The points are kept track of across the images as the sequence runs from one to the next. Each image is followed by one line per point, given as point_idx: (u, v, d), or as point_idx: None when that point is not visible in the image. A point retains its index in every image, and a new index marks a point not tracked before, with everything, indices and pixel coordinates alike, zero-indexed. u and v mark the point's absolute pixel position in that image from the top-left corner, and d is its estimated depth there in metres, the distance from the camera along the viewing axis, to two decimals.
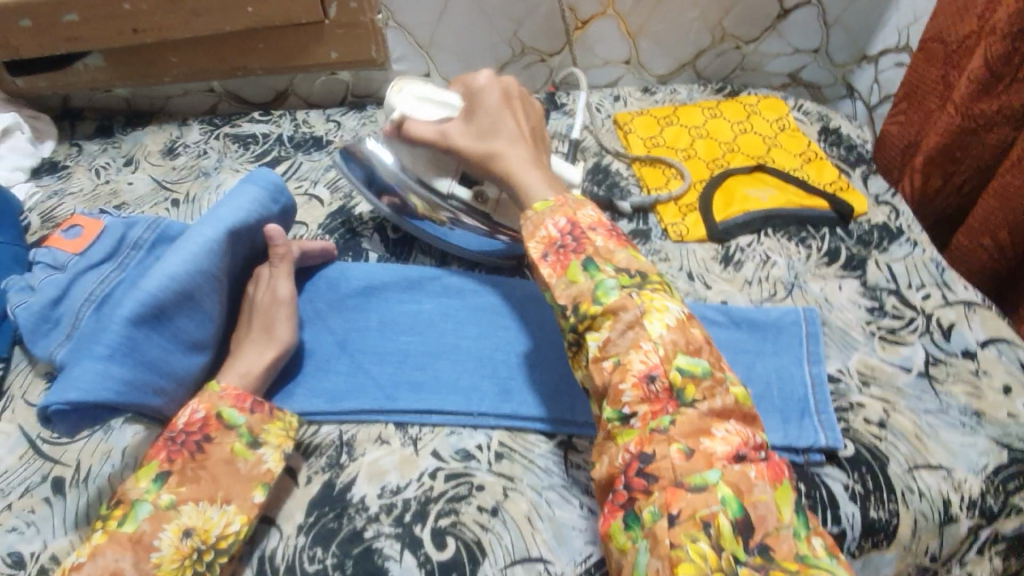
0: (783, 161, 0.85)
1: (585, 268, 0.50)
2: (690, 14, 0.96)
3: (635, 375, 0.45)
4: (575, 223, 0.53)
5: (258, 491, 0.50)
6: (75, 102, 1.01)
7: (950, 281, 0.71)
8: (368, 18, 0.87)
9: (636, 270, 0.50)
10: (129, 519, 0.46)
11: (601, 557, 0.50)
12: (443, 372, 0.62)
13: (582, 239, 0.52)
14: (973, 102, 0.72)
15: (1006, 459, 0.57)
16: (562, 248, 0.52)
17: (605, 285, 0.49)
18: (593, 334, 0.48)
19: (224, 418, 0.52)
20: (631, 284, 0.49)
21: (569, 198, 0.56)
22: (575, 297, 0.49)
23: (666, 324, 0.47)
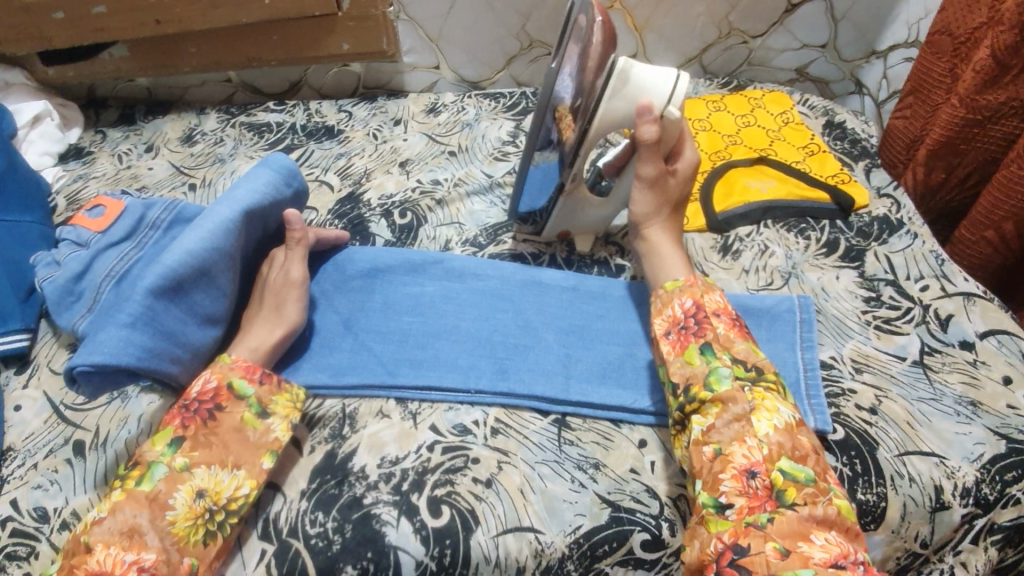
0: (786, 154, 0.86)
1: (702, 352, 0.54)
2: (697, 8, 0.97)
3: (736, 468, 0.48)
4: (700, 306, 0.57)
5: (265, 458, 0.53)
6: (100, 92, 1.05)
7: (951, 273, 0.71)
8: (380, 11, 0.89)
9: (753, 364, 0.53)
10: (146, 479, 0.49)
11: (589, 529, 0.52)
12: (442, 351, 0.64)
13: (705, 324, 0.55)
14: (979, 94, 0.72)
15: (1005, 449, 0.57)
16: (684, 329, 0.56)
17: (719, 371, 0.52)
18: (698, 417, 0.52)
19: (235, 388, 0.54)
20: (746, 378, 0.52)
21: (698, 281, 0.60)
22: (688, 377, 0.53)
23: (774, 425, 0.49)
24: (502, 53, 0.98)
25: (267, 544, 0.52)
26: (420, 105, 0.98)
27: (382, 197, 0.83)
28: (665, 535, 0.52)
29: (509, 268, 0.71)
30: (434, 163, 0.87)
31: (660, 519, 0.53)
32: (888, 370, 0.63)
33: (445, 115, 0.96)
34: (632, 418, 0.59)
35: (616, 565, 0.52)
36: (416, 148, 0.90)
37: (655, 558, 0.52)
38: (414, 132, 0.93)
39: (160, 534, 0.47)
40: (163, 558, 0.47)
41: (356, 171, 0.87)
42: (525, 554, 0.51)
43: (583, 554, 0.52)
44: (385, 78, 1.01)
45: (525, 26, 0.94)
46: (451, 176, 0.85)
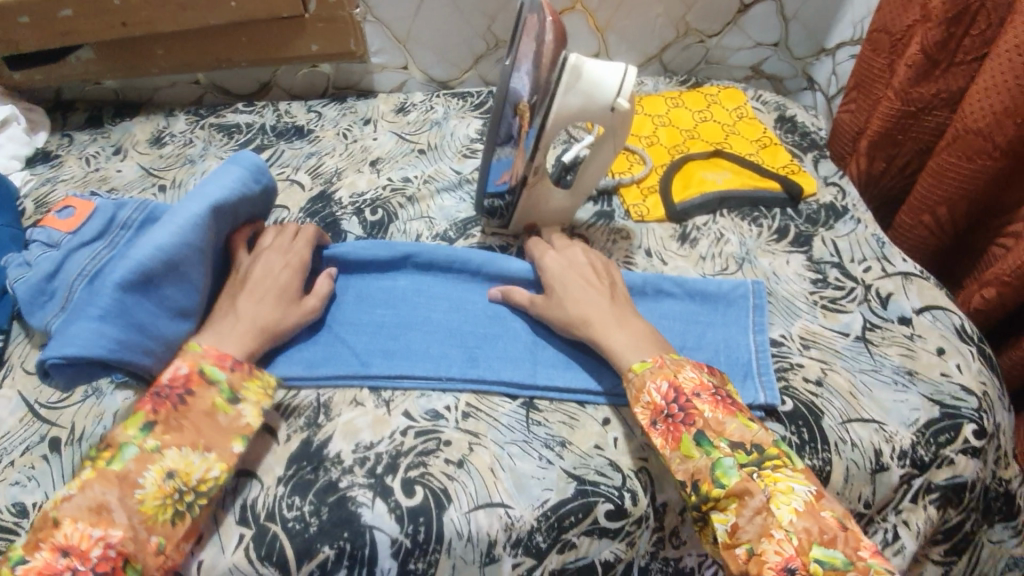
0: (740, 147, 0.91)
1: (698, 443, 0.52)
2: (655, 9, 1.01)
3: (772, 567, 0.46)
4: (678, 388, 0.54)
5: (236, 442, 0.54)
6: (67, 95, 1.04)
7: (891, 255, 0.76)
8: (347, 12, 0.91)
9: (751, 443, 0.51)
10: (117, 459, 0.50)
11: (556, 502, 0.55)
12: (414, 342, 0.66)
13: (690, 409, 0.53)
14: (912, 87, 0.77)
15: (937, 414, 0.61)
16: (670, 417, 0.54)
17: (724, 464, 0.50)
18: (718, 514, 0.50)
19: (206, 374, 0.55)
20: (750, 462, 0.50)
21: (667, 359, 0.57)
22: (693, 474, 0.51)
23: (794, 508, 0.48)
24: (469, 53, 1.00)
25: (245, 528, 0.53)
26: (389, 105, 1.00)
27: (353, 195, 0.84)
28: (627, 504, 0.55)
29: (479, 257, 0.72)
30: (404, 161, 0.90)
31: (623, 489, 0.56)
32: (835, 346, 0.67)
33: (415, 114, 0.98)
34: (596, 397, 0.62)
35: (582, 536, 0.55)
36: (386, 147, 0.92)
37: (618, 526, 0.55)
38: (384, 132, 0.95)
39: (128, 512, 0.48)
40: (130, 535, 0.48)
41: (327, 171, 0.88)
42: (496, 528, 0.54)
43: (550, 525, 0.54)
44: (355, 79, 1.03)
45: (490, 27, 0.97)
46: (421, 174, 0.88)
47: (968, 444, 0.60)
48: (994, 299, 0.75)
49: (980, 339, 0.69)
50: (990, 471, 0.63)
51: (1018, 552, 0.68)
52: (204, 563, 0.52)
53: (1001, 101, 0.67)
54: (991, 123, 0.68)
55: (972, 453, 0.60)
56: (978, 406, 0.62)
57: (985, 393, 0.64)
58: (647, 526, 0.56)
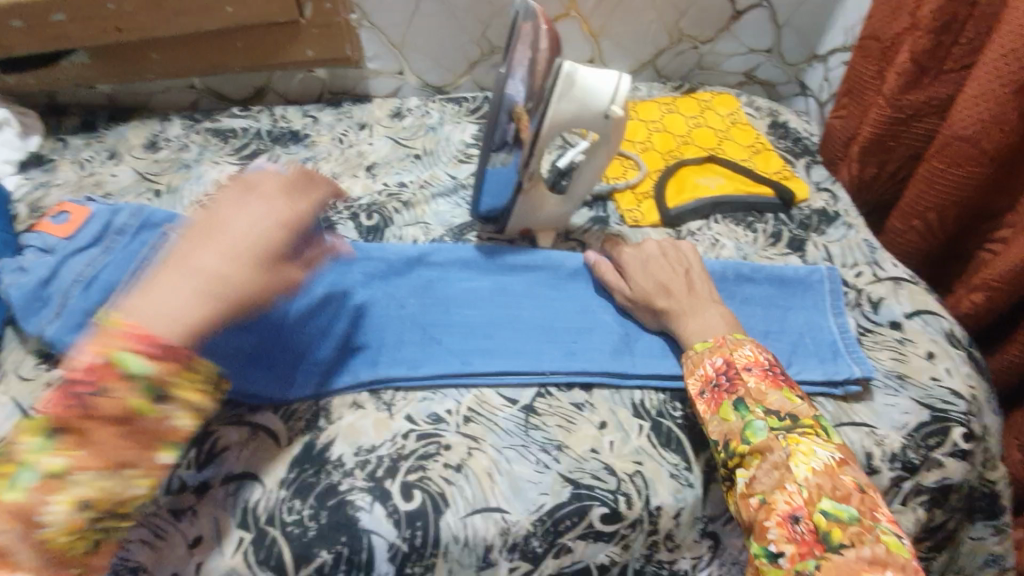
0: (733, 153, 0.92)
1: (736, 408, 0.53)
2: (649, 15, 1.02)
3: (779, 514, 0.47)
4: (731, 362, 0.56)
5: (166, 453, 0.46)
6: (60, 99, 1.04)
7: (881, 260, 0.77)
8: (343, 18, 0.91)
9: (788, 412, 0.52)
10: (9, 486, 0.41)
11: (552, 506, 0.55)
12: (495, 337, 0.67)
13: (735, 380, 0.55)
14: (902, 94, 0.78)
15: (927, 417, 0.62)
16: (718, 386, 0.56)
17: (754, 425, 0.51)
18: (741, 470, 0.51)
19: (118, 363, 0.44)
20: (781, 426, 0.51)
21: (727, 338, 0.59)
22: (726, 433, 0.53)
23: (812, 467, 0.48)
24: (465, 59, 1.01)
25: (244, 532, 0.53)
26: (385, 110, 1.00)
27: (349, 200, 0.85)
28: (622, 508, 0.56)
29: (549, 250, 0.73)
30: (400, 166, 0.90)
31: (618, 493, 0.56)
32: (834, 345, 0.66)
33: (410, 119, 0.98)
34: (592, 401, 0.63)
35: (578, 539, 0.55)
36: (382, 152, 0.92)
37: (613, 530, 0.56)
38: (379, 137, 0.95)
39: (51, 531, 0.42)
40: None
41: (323, 176, 0.88)
42: (493, 532, 0.54)
43: (547, 529, 0.55)
44: (350, 83, 1.03)
45: (486, 32, 0.98)
46: (417, 179, 0.88)
47: (957, 446, 0.61)
48: (983, 302, 0.76)
49: (969, 343, 0.70)
50: (978, 473, 0.64)
51: (998, 549, 0.69)
52: (202, 566, 0.52)
53: (988, 108, 0.68)
54: (978, 130, 0.70)
55: (961, 455, 0.61)
56: (966, 410, 0.63)
57: (974, 395, 0.65)
58: (642, 529, 0.56)
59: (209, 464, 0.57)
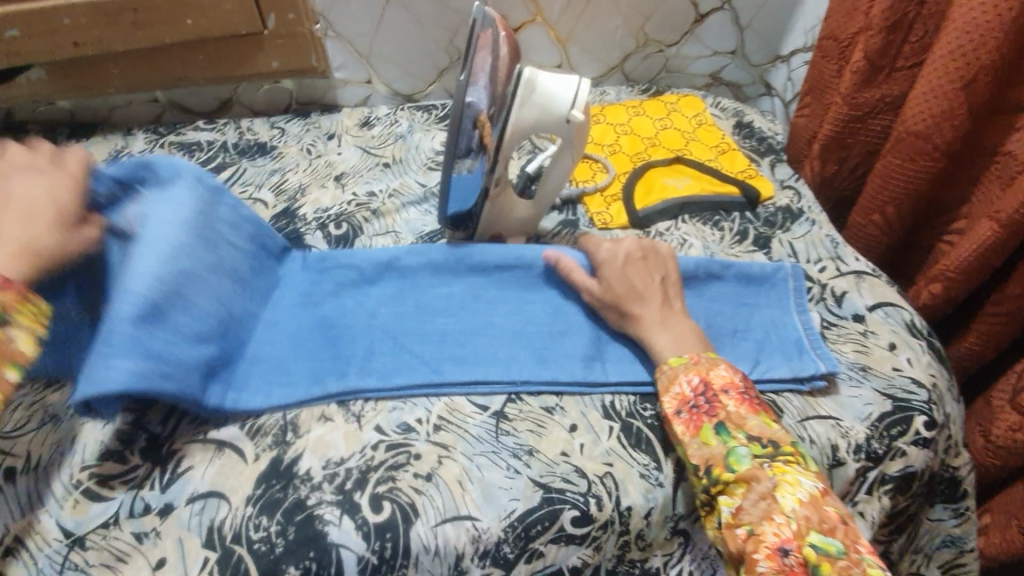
0: (700, 153, 0.93)
1: (718, 432, 0.54)
2: (614, 20, 1.03)
3: (768, 546, 0.48)
4: (708, 384, 0.56)
5: None
6: (19, 115, 1.02)
7: (843, 254, 0.79)
8: (307, 28, 0.91)
9: (769, 439, 0.52)
10: None
11: (523, 511, 0.55)
12: (470, 347, 0.66)
13: (715, 402, 0.55)
14: (858, 92, 0.80)
15: (890, 408, 0.63)
16: (696, 408, 0.56)
17: (737, 451, 0.52)
18: (725, 497, 0.51)
19: None
20: (764, 454, 0.51)
21: (702, 357, 0.59)
22: (707, 459, 0.53)
23: (799, 498, 0.49)
24: (433, 66, 1.01)
25: (210, 551, 0.52)
26: (353, 120, 1.00)
27: (317, 210, 0.84)
28: (593, 510, 0.56)
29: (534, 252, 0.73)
30: (369, 176, 0.90)
31: (589, 495, 0.56)
32: (800, 341, 0.67)
33: (379, 128, 0.98)
34: (563, 404, 0.63)
35: (549, 543, 0.55)
36: (351, 161, 0.92)
37: (584, 532, 0.56)
38: (348, 146, 0.95)
39: None
40: None
41: (291, 187, 0.88)
42: (463, 541, 0.54)
43: (518, 535, 0.55)
44: (318, 94, 1.03)
45: (452, 40, 0.98)
46: (386, 188, 0.88)
47: (919, 435, 0.62)
48: (940, 293, 0.78)
49: (929, 333, 0.71)
50: (941, 459, 0.65)
51: (960, 533, 0.71)
52: None
53: (939, 104, 0.70)
54: (930, 125, 0.71)
55: (923, 444, 0.63)
56: (928, 398, 0.64)
57: (935, 384, 0.66)
58: (612, 531, 0.56)
59: (174, 485, 0.56)
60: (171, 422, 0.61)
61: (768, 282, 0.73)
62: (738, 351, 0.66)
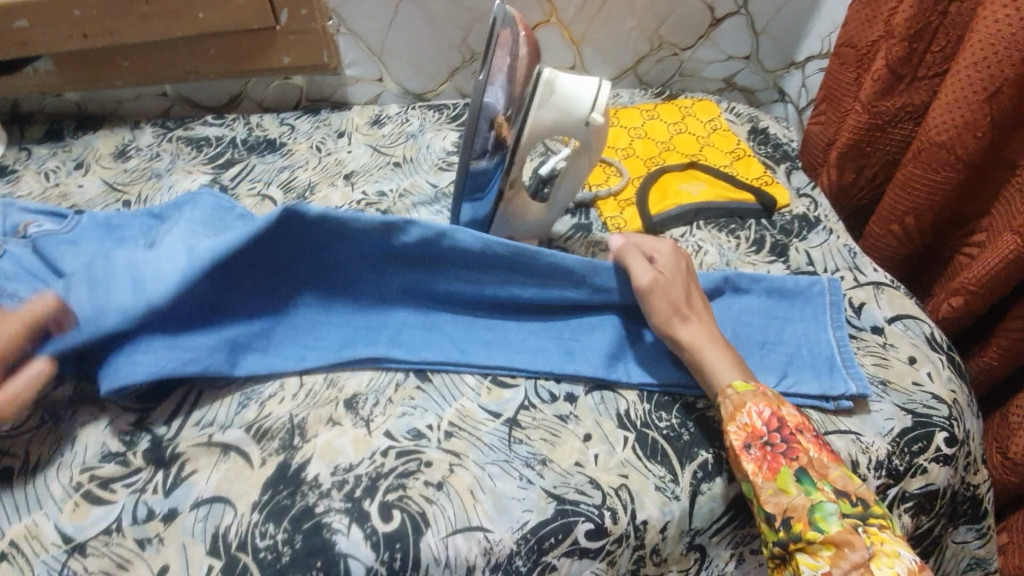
0: (715, 159, 0.92)
1: (798, 480, 0.51)
2: (629, 22, 1.02)
3: None
4: (782, 420, 0.54)
5: None
6: (24, 106, 1.01)
7: (862, 265, 0.77)
8: (319, 24, 0.90)
9: (857, 496, 0.50)
10: None
11: (537, 524, 0.54)
12: (488, 337, 0.66)
13: (795, 444, 0.53)
14: (879, 101, 0.79)
15: (910, 423, 0.62)
16: (770, 446, 0.53)
17: (824, 508, 0.50)
18: (807, 557, 0.49)
19: None
20: (854, 515, 0.50)
21: (771, 389, 0.57)
22: (786, 509, 0.51)
23: (896, 572, 0.47)
24: (445, 65, 1.00)
25: (214, 559, 0.51)
26: (364, 118, 0.98)
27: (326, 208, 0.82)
28: (608, 523, 0.54)
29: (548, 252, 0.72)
30: (380, 175, 0.88)
31: (603, 508, 0.55)
32: (831, 358, 0.66)
33: (390, 127, 0.97)
34: (577, 413, 0.61)
35: (562, 557, 0.54)
36: (361, 160, 0.91)
37: (598, 546, 0.54)
38: (358, 144, 0.94)
39: None
40: None
41: (300, 185, 0.86)
42: (475, 553, 0.53)
43: (531, 548, 0.53)
44: (328, 90, 1.02)
45: (466, 39, 0.97)
46: (396, 188, 0.86)
47: (940, 452, 0.61)
48: (961, 306, 0.76)
49: (949, 346, 0.70)
50: (962, 477, 0.64)
51: (979, 552, 0.69)
52: None
53: (962, 115, 0.68)
54: (953, 137, 0.70)
55: (944, 460, 0.61)
56: (949, 414, 0.63)
57: (956, 400, 0.65)
58: (628, 544, 0.55)
59: (177, 490, 0.55)
60: (176, 423, 0.59)
61: (800, 294, 0.71)
62: (761, 362, 0.65)
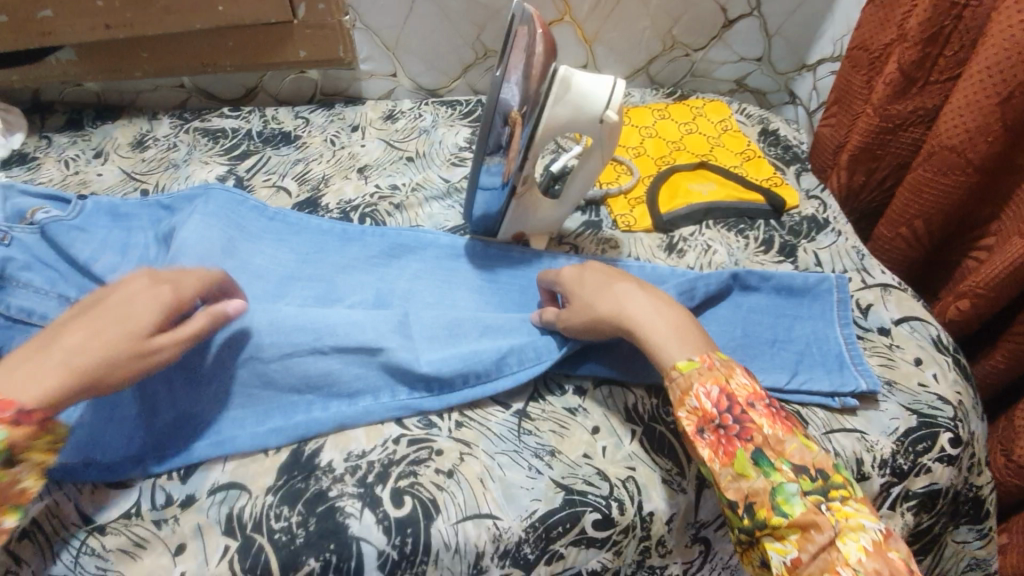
0: (725, 159, 0.92)
1: (757, 462, 0.47)
2: (642, 22, 1.02)
3: None
4: (730, 395, 0.50)
5: None
6: (45, 95, 1.02)
7: (870, 267, 0.78)
8: (336, 19, 0.91)
9: (816, 470, 0.47)
10: None
11: (545, 512, 0.55)
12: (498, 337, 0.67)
13: (746, 422, 0.49)
14: (890, 103, 0.79)
15: (915, 423, 0.63)
16: (722, 428, 0.49)
17: (785, 490, 0.46)
18: (775, 544, 0.46)
19: None
20: (816, 490, 0.46)
21: (715, 360, 0.52)
22: (747, 495, 0.47)
23: (863, 546, 0.43)
24: (459, 62, 1.01)
25: (230, 539, 0.52)
26: (377, 112, 0.99)
27: (340, 201, 0.83)
28: (615, 514, 0.55)
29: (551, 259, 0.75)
30: (393, 169, 0.89)
31: (611, 499, 0.56)
32: (840, 356, 0.66)
33: (403, 122, 0.98)
34: (585, 406, 0.62)
35: (569, 546, 0.55)
36: (374, 154, 0.92)
37: (605, 535, 0.55)
38: (372, 139, 0.95)
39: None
40: None
41: (315, 177, 0.87)
42: (484, 539, 0.54)
43: (538, 536, 0.54)
44: (343, 85, 1.03)
45: (480, 36, 0.97)
46: (409, 182, 0.88)
47: (944, 452, 0.62)
48: (968, 309, 0.77)
49: (955, 349, 0.71)
50: (965, 478, 0.64)
51: (979, 553, 0.70)
52: None
53: (973, 119, 0.69)
54: (964, 140, 0.71)
55: (948, 460, 0.62)
56: (954, 415, 0.64)
57: (961, 401, 0.65)
58: (634, 535, 0.56)
59: (195, 474, 0.56)
60: None
61: (810, 293, 0.71)
62: (769, 360, 0.66)
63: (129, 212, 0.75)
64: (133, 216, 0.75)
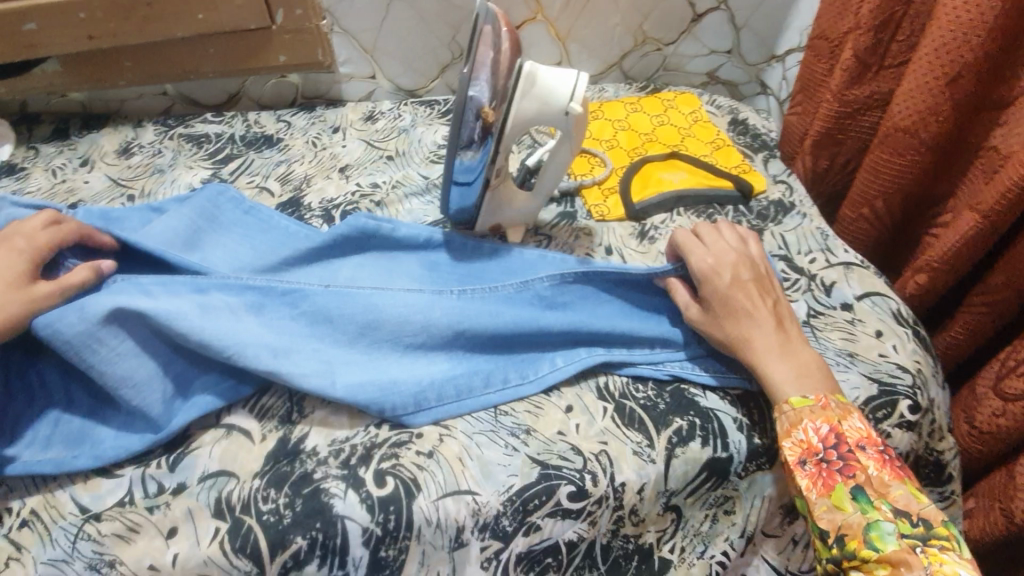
0: (695, 149, 0.95)
1: (855, 497, 0.52)
2: (613, 19, 1.05)
3: None
4: (840, 436, 0.54)
5: None
6: (32, 107, 1.05)
7: (833, 247, 0.81)
8: (313, 24, 0.93)
9: (917, 516, 0.51)
10: None
11: (521, 487, 0.57)
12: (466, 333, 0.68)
13: (852, 461, 0.53)
14: (848, 90, 0.83)
15: (876, 391, 0.66)
16: (827, 463, 0.54)
17: (881, 527, 0.51)
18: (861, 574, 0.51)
19: None
20: (914, 535, 0.50)
21: (831, 402, 0.56)
22: (839, 526, 0.52)
23: None
24: (436, 62, 1.03)
25: (220, 521, 0.55)
26: (357, 114, 1.02)
27: (322, 200, 0.86)
28: (588, 485, 0.58)
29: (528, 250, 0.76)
30: (373, 168, 0.92)
31: (584, 471, 0.58)
32: None
33: (383, 122, 1.00)
34: (560, 387, 0.65)
35: (546, 518, 0.58)
36: (355, 154, 0.94)
37: (580, 507, 0.58)
38: (353, 139, 0.97)
39: None
40: None
41: (297, 178, 0.90)
42: (464, 514, 0.56)
43: (515, 509, 0.57)
44: (323, 88, 1.05)
45: (455, 37, 1.00)
46: (390, 179, 0.90)
47: (903, 418, 0.65)
48: (926, 283, 0.80)
49: (914, 322, 0.74)
50: (925, 443, 0.67)
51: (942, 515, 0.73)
52: (179, 556, 0.54)
53: (924, 100, 0.72)
54: (916, 121, 0.74)
55: (907, 426, 0.65)
56: (912, 382, 0.67)
57: (919, 370, 0.69)
58: (607, 505, 0.59)
59: (183, 464, 0.58)
60: None
61: None
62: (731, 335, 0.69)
63: (120, 216, 0.75)
64: (124, 221, 0.75)
